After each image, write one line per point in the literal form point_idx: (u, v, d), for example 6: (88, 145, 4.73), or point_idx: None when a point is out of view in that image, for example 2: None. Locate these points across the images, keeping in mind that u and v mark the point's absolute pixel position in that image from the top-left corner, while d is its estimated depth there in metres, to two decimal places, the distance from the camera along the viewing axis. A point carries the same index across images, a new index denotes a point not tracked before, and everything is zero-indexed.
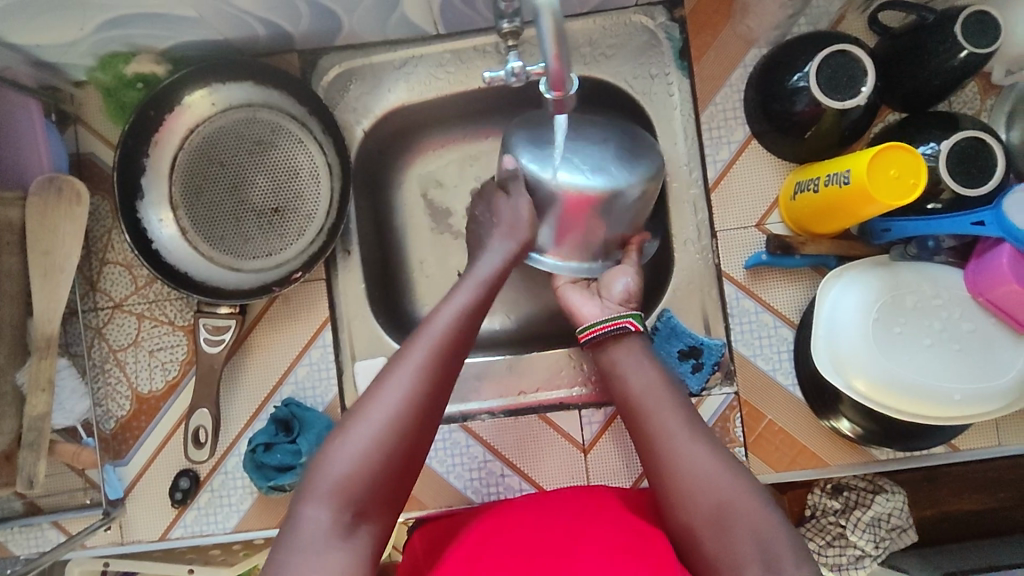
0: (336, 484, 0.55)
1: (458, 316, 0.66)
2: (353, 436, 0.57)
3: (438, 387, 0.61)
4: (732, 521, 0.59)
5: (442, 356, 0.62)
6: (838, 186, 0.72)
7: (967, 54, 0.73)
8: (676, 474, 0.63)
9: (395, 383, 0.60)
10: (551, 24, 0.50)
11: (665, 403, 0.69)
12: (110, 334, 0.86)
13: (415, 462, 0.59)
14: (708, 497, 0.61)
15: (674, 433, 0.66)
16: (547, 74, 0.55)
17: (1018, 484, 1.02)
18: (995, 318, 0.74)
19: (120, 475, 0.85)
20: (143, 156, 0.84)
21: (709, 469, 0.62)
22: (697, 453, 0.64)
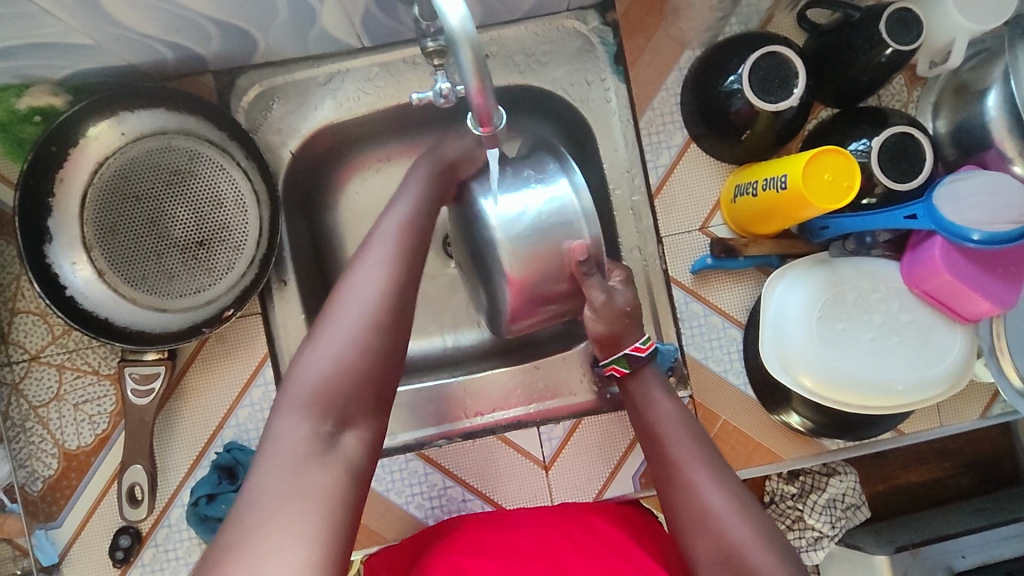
0: (312, 394, 0.53)
1: (417, 214, 0.64)
2: (325, 342, 0.54)
3: (407, 288, 0.58)
4: (739, 565, 0.54)
5: (407, 246, 0.60)
6: (775, 191, 0.72)
7: (892, 51, 0.74)
8: (687, 515, 0.59)
9: (365, 280, 0.57)
10: (470, 55, 0.46)
11: (677, 422, 0.65)
12: (29, 390, 0.80)
13: (393, 364, 0.56)
14: (716, 539, 0.56)
15: (687, 464, 0.61)
16: (472, 110, 0.51)
17: (959, 452, 1.06)
18: (931, 307, 0.76)
19: (52, 539, 0.79)
20: (47, 196, 0.77)
21: (721, 507, 0.58)
22: (697, 472, 0.60)
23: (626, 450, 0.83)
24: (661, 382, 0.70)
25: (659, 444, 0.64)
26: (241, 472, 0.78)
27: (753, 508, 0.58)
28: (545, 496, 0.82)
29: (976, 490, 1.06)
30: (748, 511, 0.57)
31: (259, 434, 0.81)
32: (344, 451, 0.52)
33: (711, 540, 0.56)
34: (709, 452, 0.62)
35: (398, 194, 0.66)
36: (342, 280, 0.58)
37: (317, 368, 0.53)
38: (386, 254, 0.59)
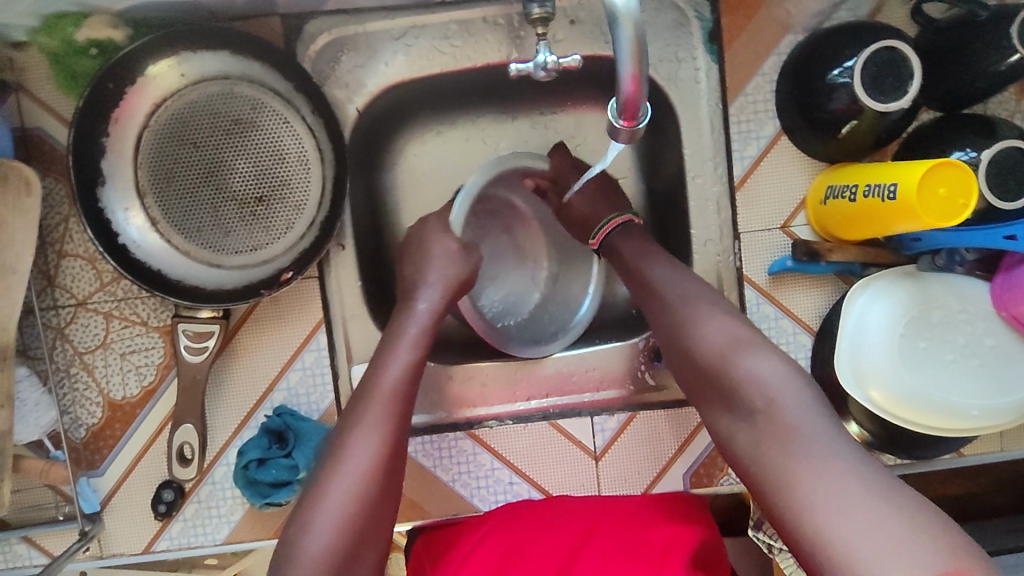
0: (318, 555, 0.53)
1: (405, 369, 0.63)
2: (319, 513, 0.55)
3: (397, 448, 0.60)
4: (711, 372, 0.59)
5: (396, 410, 0.61)
6: (880, 200, 0.67)
7: (1018, 59, 0.68)
8: (671, 343, 0.64)
9: (354, 448, 0.58)
10: (631, 33, 0.43)
11: (669, 282, 0.67)
12: (75, 336, 0.78)
13: (386, 508, 0.58)
14: (692, 354, 0.61)
15: (671, 297, 0.66)
16: (620, 98, 0.47)
17: (998, 470, 1.05)
18: (1016, 333, 0.73)
19: (95, 487, 0.79)
20: (102, 136, 0.73)
21: (699, 324, 0.62)
22: (704, 316, 0.62)
23: (680, 448, 0.81)
24: (653, 250, 0.72)
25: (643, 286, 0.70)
26: (291, 438, 0.76)
27: (754, 345, 0.58)
28: (593, 486, 0.81)
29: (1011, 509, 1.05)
30: (754, 346, 0.58)
31: (309, 399, 0.79)
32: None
33: (717, 380, 0.58)
34: (714, 306, 0.63)
35: (386, 350, 0.65)
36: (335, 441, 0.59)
37: (316, 533, 0.54)
38: (378, 413, 0.60)
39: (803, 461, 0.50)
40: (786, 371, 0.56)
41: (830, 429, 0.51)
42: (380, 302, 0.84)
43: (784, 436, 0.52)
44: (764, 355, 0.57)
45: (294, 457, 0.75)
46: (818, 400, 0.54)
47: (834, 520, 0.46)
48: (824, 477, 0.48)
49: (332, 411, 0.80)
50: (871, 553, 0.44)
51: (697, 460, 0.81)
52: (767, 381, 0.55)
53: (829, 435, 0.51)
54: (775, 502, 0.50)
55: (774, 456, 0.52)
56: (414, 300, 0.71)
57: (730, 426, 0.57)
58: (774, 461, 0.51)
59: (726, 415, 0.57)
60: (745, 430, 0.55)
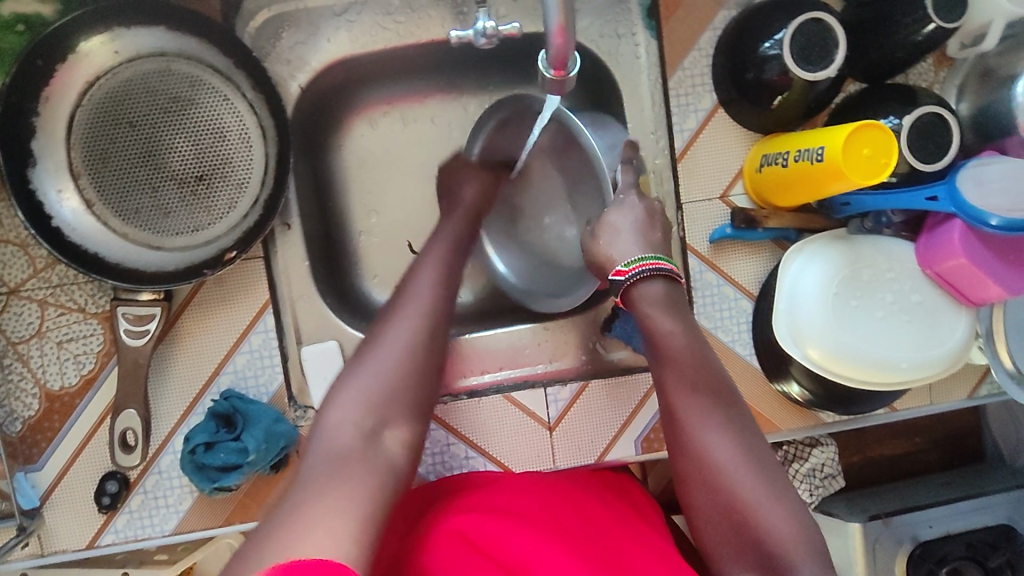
0: (349, 416, 0.54)
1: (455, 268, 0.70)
2: (362, 372, 0.57)
3: (436, 335, 0.62)
4: (740, 515, 0.56)
5: (443, 292, 0.66)
6: (809, 162, 0.70)
7: (934, 28, 0.72)
8: (693, 469, 0.59)
9: (400, 320, 0.62)
10: None
11: (691, 383, 0.62)
12: (7, 325, 0.75)
13: (425, 379, 0.59)
14: (718, 492, 0.57)
15: (692, 413, 0.60)
16: (549, 51, 0.48)
17: (931, 428, 1.09)
18: (939, 289, 0.78)
19: (33, 483, 0.76)
20: (31, 115, 0.70)
21: (727, 463, 0.58)
22: (717, 443, 0.59)
23: (632, 414, 0.83)
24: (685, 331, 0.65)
25: (662, 375, 0.64)
26: (239, 421, 0.75)
27: (784, 491, 0.56)
28: (548, 457, 0.82)
29: (941, 464, 1.10)
30: (781, 495, 0.56)
31: (257, 381, 0.78)
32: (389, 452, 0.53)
33: (740, 523, 0.56)
34: (738, 435, 0.59)
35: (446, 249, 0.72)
36: (367, 337, 0.61)
37: (348, 398, 0.55)
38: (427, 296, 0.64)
39: None
40: (809, 539, 0.54)
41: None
42: (328, 283, 0.84)
43: None
44: (785, 510, 0.56)
45: (243, 439, 0.73)
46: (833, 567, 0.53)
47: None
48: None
49: (282, 394, 0.79)
50: None
51: (649, 425, 0.82)
52: (801, 556, 0.53)
53: None
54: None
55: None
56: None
57: None
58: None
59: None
60: None
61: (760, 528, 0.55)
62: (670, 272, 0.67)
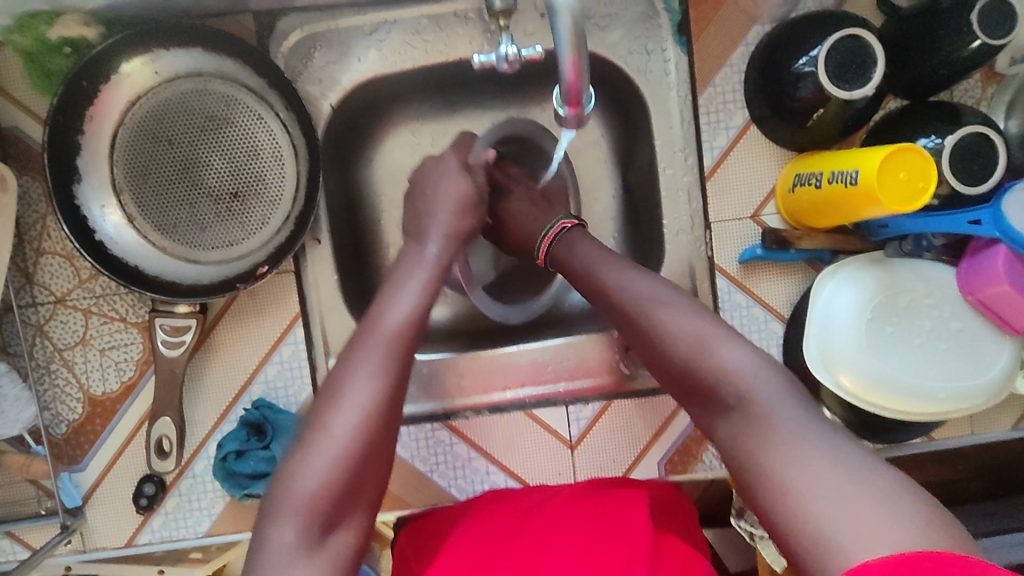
0: (303, 502, 0.53)
1: (411, 312, 0.63)
2: (318, 454, 0.55)
3: (394, 400, 0.59)
4: (678, 365, 0.56)
5: (399, 351, 0.60)
6: (844, 185, 0.68)
7: (980, 44, 0.68)
8: (639, 340, 0.60)
9: (354, 391, 0.57)
10: (568, 24, 0.45)
11: (620, 274, 0.64)
12: (54, 332, 0.78)
13: (380, 455, 0.58)
14: (658, 353, 0.58)
15: (623, 286, 0.62)
16: (562, 86, 0.49)
17: (975, 456, 1.05)
18: (982, 316, 0.74)
19: (76, 482, 0.80)
20: (77, 134, 0.73)
21: (666, 319, 0.58)
22: (655, 308, 0.59)
23: (656, 434, 0.82)
24: (603, 253, 0.68)
25: (587, 274, 0.67)
26: (269, 431, 0.77)
27: (725, 332, 0.55)
28: (569, 475, 0.82)
29: (985, 493, 1.05)
30: (719, 335, 0.55)
31: (287, 392, 0.80)
32: (334, 549, 0.54)
33: (687, 370, 0.55)
34: (677, 298, 0.60)
35: (391, 290, 0.65)
36: (331, 388, 0.59)
37: (309, 476, 0.54)
38: (380, 352, 0.60)
39: (779, 452, 0.47)
40: (760, 363, 0.53)
41: (800, 410, 0.49)
42: (357, 296, 0.86)
43: (762, 434, 0.48)
44: (733, 345, 0.54)
45: (273, 448, 0.76)
46: (787, 384, 0.51)
47: (807, 500, 0.43)
48: (802, 459, 0.45)
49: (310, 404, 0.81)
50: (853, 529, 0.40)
51: (672, 447, 0.82)
52: (747, 377, 0.52)
53: (805, 434, 0.47)
54: (754, 493, 0.47)
55: (747, 441, 0.49)
56: (423, 245, 0.71)
57: (723, 435, 0.52)
58: (742, 446, 0.49)
59: (721, 415, 0.53)
60: (731, 429, 0.51)
61: (700, 366, 0.54)
62: (566, 223, 0.74)
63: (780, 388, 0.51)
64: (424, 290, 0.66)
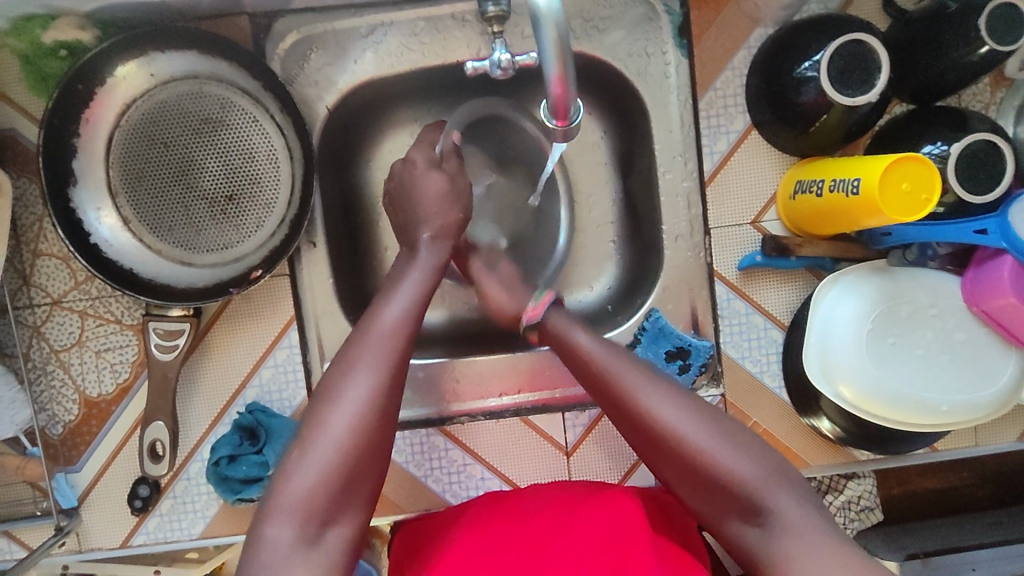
0: (297, 500, 0.52)
1: (406, 311, 0.62)
2: (310, 453, 0.54)
3: (391, 397, 0.57)
4: (695, 471, 0.56)
5: (395, 349, 0.59)
6: (845, 194, 0.67)
7: (988, 50, 0.67)
8: (645, 440, 0.59)
9: (349, 392, 0.56)
10: (553, 37, 0.44)
11: (632, 372, 0.61)
12: (50, 334, 0.79)
13: (378, 454, 0.56)
14: (675, 457, 0.57)
15: (627, 385, 0.60)
16: (549, 99, 0.49)
17: (980, 463, 1.03)
18: (988, 328, 0.73)
19: (72, 483, 0.80)
20: (72, 137, 0.73)
21: (677, 424, 0.57)
22: (663, 406, 0.58)
23: None
24: (586, 328, 0.66)
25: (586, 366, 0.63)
26: (262, 435, 0.77)
27: (737, 438, 0.57)
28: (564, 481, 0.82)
29: (991, 501, 1.03)
30: (735, 443, 0.57)
31: (282, 396, 0.80)
32: (328, 547, 0.53)
33: (708, 481, 0.56)
34: (676, 393, 0.60)
35: (388, 291, 0.65)
36: (324, 385, 0.58)
37: (302, 475, 0.53)
38: (375, 348, 0.59)
39: (809, 560, 0.50)
40: (768, 466, 0.56)
41: (822, 524, 0.53)
42: (353, 299, 0.85)
43: (795, 545, 0.52)
44: (747, 454, 0.56)
45: (266, 453, 0.76)
46: (806, 495, 0.56)
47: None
48: (806, 549, 0.51)
49: (304, 408, 0.80)
50: None
51: None
52: (769, 485, 0.55)
53: (835, 544, 0.51)
54: None
55: (783, 556, 0.52)
56: (417, 245, 0.70)
57: (744, 538, 0.55)
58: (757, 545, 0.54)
59: (740, 522, 0.55)
60: (758, 536, 0.54)
61: (728, 477, 0.55)
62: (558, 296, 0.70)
63: (776, 483, 0.55)
64: (419, 287, 0.65)
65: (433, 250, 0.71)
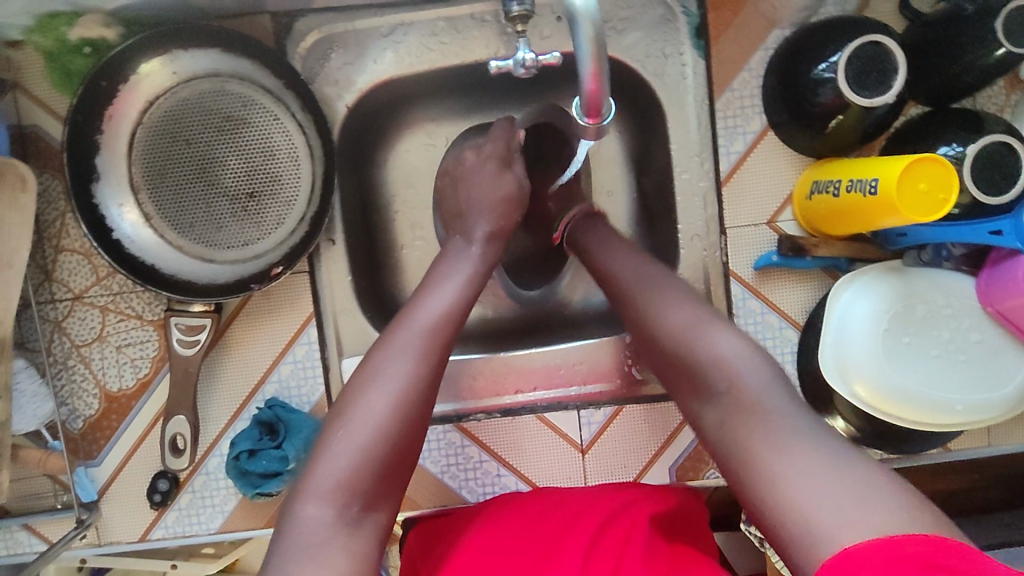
0: (336, 482, 0.52)
1: (452, 304, 0.62)
2: (352, 434, 0.54)
3: (431, 386, 0.58)
4: (671, 355, 0.58)
5: (438, 340, 0.59)
6: (861, 195, 0.68)
7: (1004, 52, 0.67)
8: (641, 334, 0.62)
9: (390, 375, 0.56)
10: (588, 32, 0.45)
11: (636, 267, 0.66)
12: (72, 329, 0.79)
13: (415, 444, 0.57)
14: (656, 342, 0.60)
15: (634, 280, 0.65)
16: (582, 97, 0.50)
17: (991, 465, 1.03)
18: (1001, 328, 0.73)
19: (92, 477, 0.81)
20: (96, 133, 0.74)
21: (666, 308, 0.60)
22: (663, 305, 0.61)
23: (667, 440, 0.82)
24: (616, 240, 0.72)
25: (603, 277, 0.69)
26: (281, 429, 0.77)
27: (716, 321, 0.57)
28: (579, 478, 0.82)
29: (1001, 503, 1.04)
30: (713, 325, 0.57)
31: (301, 391, 0.81)
32: (367, 531, 0.53)
33: (681, 359, 0.57)
34: (677, 289, 0.62)
35: (431, 282, 0.65)
36: (364, 367, 0.58)
37: (342, 455, 0.53)
38: (417, 336, 0.59)
39: (757, 428, 0.49)
40: (750, 349, 0.54)
41: (786, 400, 0.50)
42: (371, 296, 0.86)
43: (752, 415, 0.50)
44: (730, 336, 0.55)
45: (285, 447, 0.76)
46: (781, 381, 0.52)
47: (760, 444, 0.47)
48: (759, 424, 0.49)
49: (323, 403, 0.81)
50: (826, 522, 0.41)
51: (683, 454, 0.82)
52: (737, 362, 0.53)
53: (793, 420, 0.48)
54: (738, 479, 0.48)
55: (735, 427, 0.50)
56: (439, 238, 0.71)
57: (708, 420, 0.53)
58: (738, 425, 0.50)
59: (703, 401, 0.54)
60: (716, 409, 0.52)
61: (693, 356, 0.56)
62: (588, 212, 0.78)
63: (785, 393, 0.51)
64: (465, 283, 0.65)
65: (456, 243, 0.71)
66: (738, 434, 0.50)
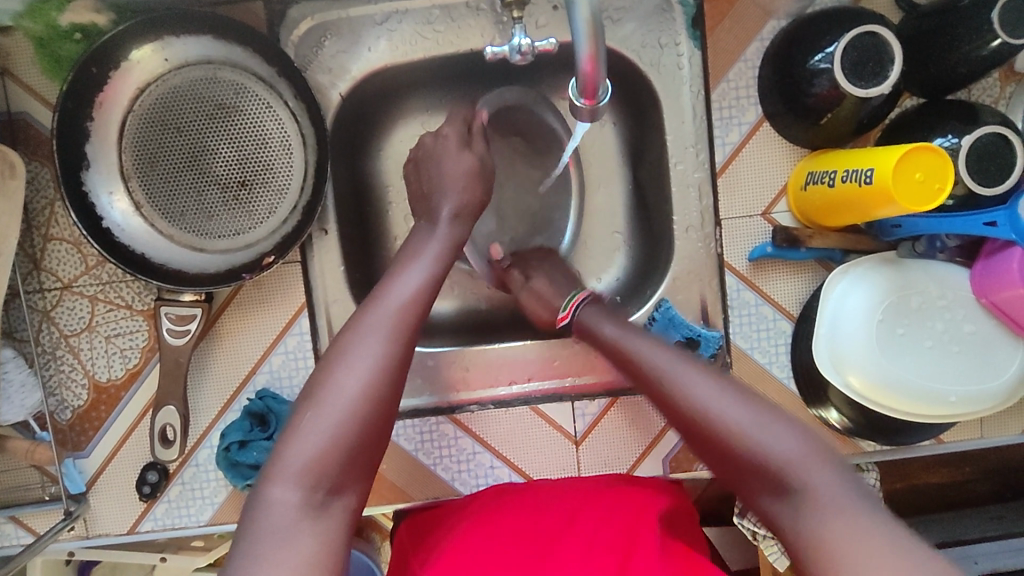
0: (303, 466, 0.52)
1: (418, 288, 0.62)
2: (319, 419, 0.53)
3: (399, 371, 0.57)
4: (722, 447, 0.56)
5: (405, 325, 0.59)
6: (858, 184, 0.67)
7: (1000, 43, 0.67)
8: (681, 422, 0.59)
9: (355, 360, 0.56)
10: (586, 15, 0.45)
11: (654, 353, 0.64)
12: (60, 318, 0.78)
13: (384, 430, 0.56)
14: (703, 432, 0.57)
15: (662, 362, 0.63)
16: (579, 78, 0.50)
17: (982, 458, 1.04)
18: (995, 320, 0.73)
19: (81, 468, 0.80)
20: (86, 120, 0.73)
21: (709, 401, 0.58)
22: (699, 389, 0.59)
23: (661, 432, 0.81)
24: (631, 327, 0.70)
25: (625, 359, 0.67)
26: (272, 421, 0.77)
27: (768, 407, 0.57)
28: (573, 470, 0.82)
29: (992, 496, 1.04)
30: (766, 417, 0.56)
31: (292, 382, 0.80)
32: (335, 515, 0.52)
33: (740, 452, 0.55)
34: (706, 370, 0.61)
35: (399, 267, 0.65)
36: (332, 351, 0.58)
37: (309, 440, 0.53)
38: (383, 320, 0.58)
39: (836, 531, 0.49)
40: (811, 446, 0.54)
41: (856, 495, 0.51)
42: (363, 286, 0.85)
43: (825, 521, 0.50)
44: (787, 432, 0.55)
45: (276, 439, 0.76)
46: (849, 478, 0.53)
47: (838, 539, 0.49)
48: (836, 526, 0.49)
49: None
50: None
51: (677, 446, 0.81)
52: (807, 460, 0.53)
53: (868, 517, 0.49)
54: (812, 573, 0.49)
55: (809, 524, 0.50)
56: (433, 225, 0.71)
57: (776, 514, 0.53)
58: (820, 536, 0.49)
59: (771, 496, 0.53)
60: (787, 510, 0.52)
61: (755, 453, 0.54)
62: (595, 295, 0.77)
63: (856, 488, 0.52)
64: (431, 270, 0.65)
65: (424, 225, 0.71)
66: (813, 532, 0.50)
